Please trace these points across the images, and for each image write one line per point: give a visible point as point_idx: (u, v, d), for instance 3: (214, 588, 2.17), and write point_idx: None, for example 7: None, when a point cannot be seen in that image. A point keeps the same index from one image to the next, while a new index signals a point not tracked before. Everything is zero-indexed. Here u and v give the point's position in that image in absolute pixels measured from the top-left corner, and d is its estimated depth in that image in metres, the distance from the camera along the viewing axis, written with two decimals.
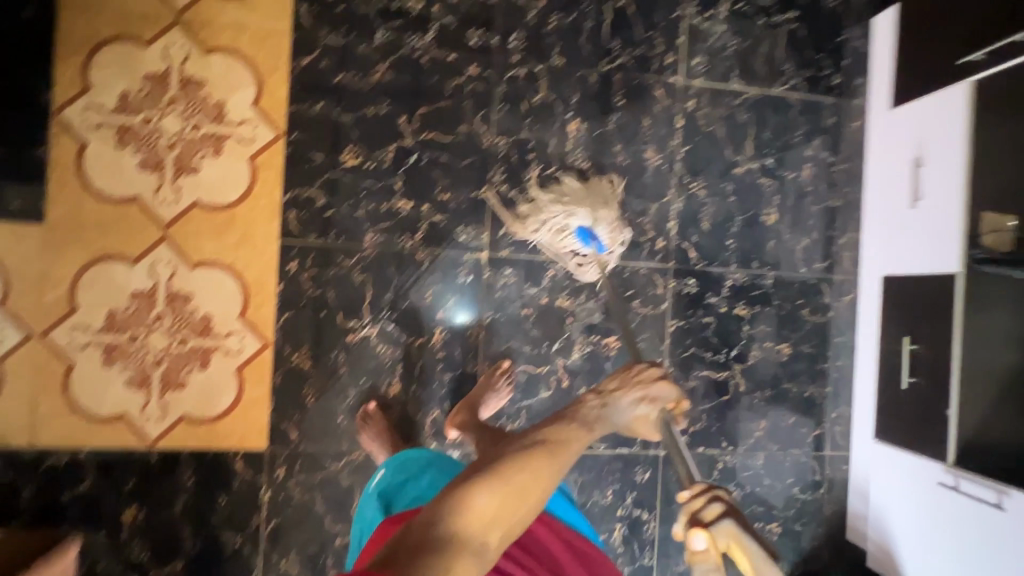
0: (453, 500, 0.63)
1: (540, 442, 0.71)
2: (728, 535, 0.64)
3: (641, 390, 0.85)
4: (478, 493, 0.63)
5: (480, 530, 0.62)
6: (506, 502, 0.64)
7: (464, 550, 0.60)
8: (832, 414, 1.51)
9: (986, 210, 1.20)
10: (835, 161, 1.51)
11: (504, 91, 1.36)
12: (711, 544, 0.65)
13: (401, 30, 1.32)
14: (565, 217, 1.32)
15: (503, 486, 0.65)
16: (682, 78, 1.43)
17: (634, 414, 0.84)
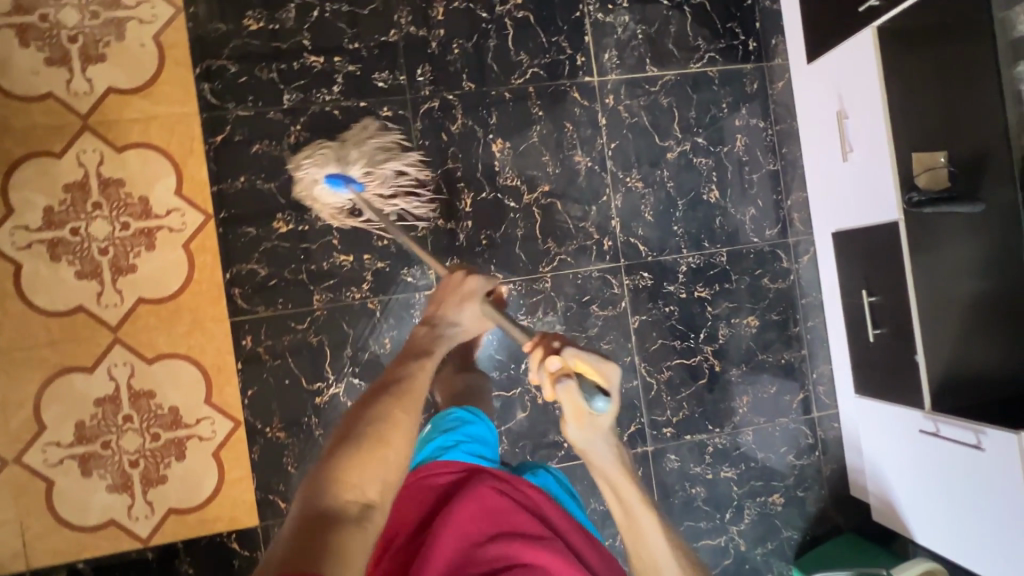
0: (322, 477, 0.66)
1: (378, 399, 0.77)
2: (570, 353, 0.75)
3: (463, 295, 1.02)
4: (344, 465, 0.67)
5: (357, 490, 0.66)
6: (373, 461, 0.69)
7: (348, 515, 0.63)
8: (813, 376, 1.50)
9: (915, 150, 1.21)
10: (768, 125, 1.50)
11: (421, 126, 1.36)
12: (561, 364, 0.75)
13: (307, 88, 1.32)
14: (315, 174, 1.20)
15: (364, 447, 0.70)
16: (596, 76, 1.43)
17: (470, 317, 1.02)
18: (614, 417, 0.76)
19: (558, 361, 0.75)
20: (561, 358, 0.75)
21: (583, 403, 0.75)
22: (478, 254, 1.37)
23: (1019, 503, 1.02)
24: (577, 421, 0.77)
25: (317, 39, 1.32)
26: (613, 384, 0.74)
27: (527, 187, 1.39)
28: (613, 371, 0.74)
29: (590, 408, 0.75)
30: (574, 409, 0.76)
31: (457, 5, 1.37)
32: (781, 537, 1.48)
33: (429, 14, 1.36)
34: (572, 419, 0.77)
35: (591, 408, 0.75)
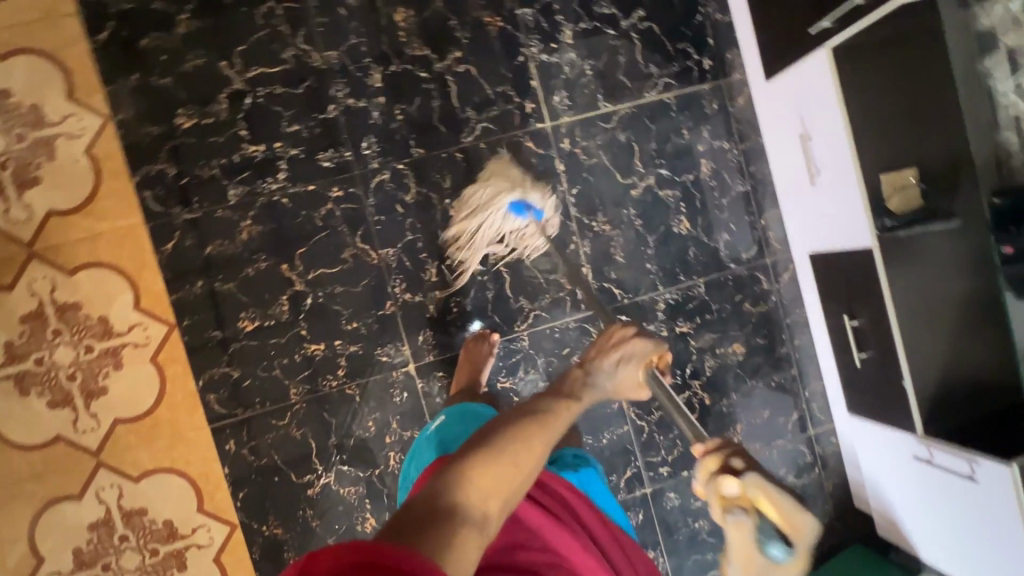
0: (451, 473, 0.62)
1: (523, 415, 0.74)
2: (757, 484, 0.66)
3: (618, 352, 0.90)
4: (471, 462, 0.64)
5: (480, 500, 0.61)
6: (497, 473, 0.64)
7: (467, 523, 0.59)
8: (805, 394, 1.48)
9: (884, 171, 1.15)
10: (732, 145, 1.45)
11: (375, 200, 1.31)
12: (742, 490, 0.67)
13: (252, 179, 1.27)
14: (494, 197, 1.26)
15: (497, 455, 0.66)
16: (549, 121, 1.37)
17: (622, 376, 0.89)
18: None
19: (735, 485, 0.67)
20: (740, 482, 0.67)
21: (757, 548, 0.65)
22: (451, 323, 1.34)
23: (1014, 533, 1.01)
24: (744, 567, 0.66)
25: (255, 126, 1.27)
26: (800, 540, 0.65)
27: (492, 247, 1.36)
28: (801, 519, 0.65)
29: (764, 555, 0.65)
30: (744, 550, 0.66)
31: (394, 68, 1.31)
32: None
33: (366, 83, 1.31)
34: (735, 561, 0.67)
35: (765, 554, 0.65)
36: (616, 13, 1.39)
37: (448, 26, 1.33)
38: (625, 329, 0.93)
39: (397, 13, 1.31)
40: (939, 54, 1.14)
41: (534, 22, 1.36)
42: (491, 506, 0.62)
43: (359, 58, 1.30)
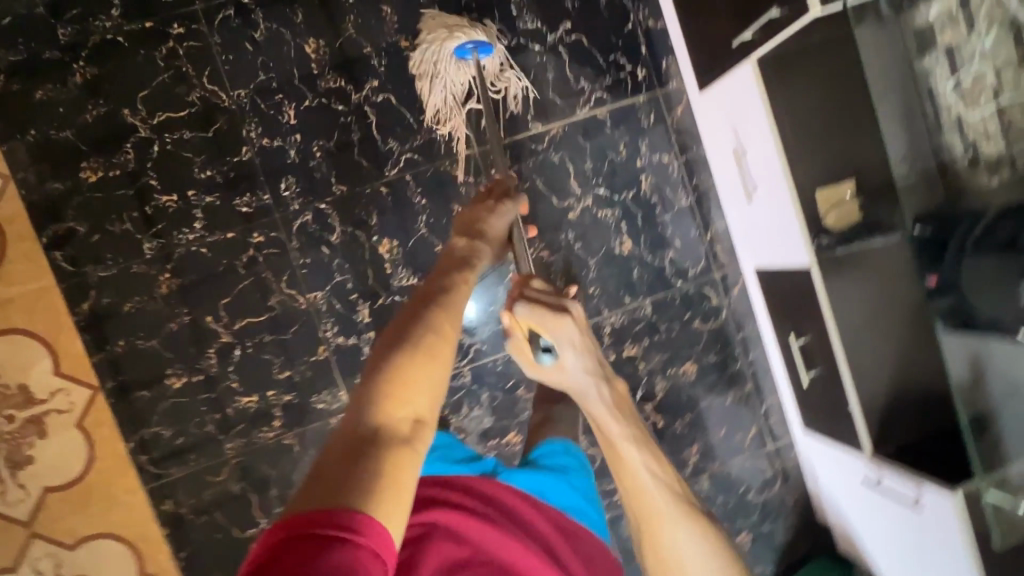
0: (367, 396, 0.54)
1: (423, 316, 0.64)
2: (521, 311, 0.79)
3: (496, 210, 0.95)
4: (386, 392, 0.55)
5: (405, 412, 0.55)
6: (416, 388, 0.57)
7: (396, 441, 0.52)
8: (762, 409, 1.45)
9: (820, 187, 1.10)
10: (672, 158, 1.39)
11: (299, 244, 1.26)
12: (513, 321, 0.80)
13: (167, 230, 1.22)
14: (435, 50, 1.22)
15: (411, 371, 0.57)
16: (476, 147, 1.32)
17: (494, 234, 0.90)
18: (574, 370, 0.80)
19: (509, 319, 0.80)
20: (512, 317, 0.80)
21: (533, 354, 0.81)
22: None
23: (959, 561, 0.98)
24: (537, 371, 0.83)
25: (166, 175, 1.22)
26: (563, 339, 0.79)
27: None
28: (559, 326, 0.78)
29: (542, 361, 0.81)
30: (528, 361, 0.83)
31: (309, 103, 1.25)
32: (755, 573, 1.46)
33: (280, 121, 1.25)
34: (532, 368, 0.84)
35: (543, 359, 0.81)
36: (541, 27, 1.32)
37: (363, 54, 1.26)
38: (500, 200, 0.97)
39: (308, 44, 1.24)
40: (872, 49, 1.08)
41: None
42: (420, 416, 0.56)
43: (271, 95, 1.24)
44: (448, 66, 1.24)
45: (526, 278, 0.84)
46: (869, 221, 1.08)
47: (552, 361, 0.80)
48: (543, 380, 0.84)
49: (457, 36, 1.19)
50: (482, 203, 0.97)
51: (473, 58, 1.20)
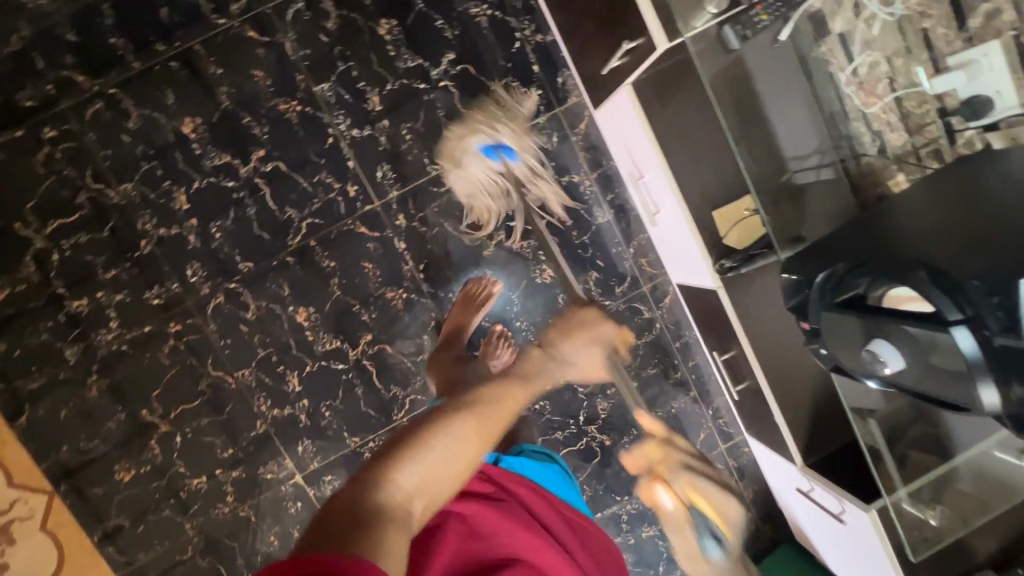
0: (375, 471, 0.50)
1: (474, 403, 0.60)
2: (683, 482, 0.84)
3: (587, 333, 0.76)
4: (403, 464, 0.51)
5: (404, 503, 0.49)
6: (435, 469, 0.52)
7: (392, 526, 0.47)
8: (708, 412, 1.45)
9: (716, 206, 1.06)
10: (582, 178, 1.35)
11: (216, 326, 1.27)
12: (672, 495, 0.84)
13: (84, 334, 1.23)
14: (464, 148, 1.18)
15: (434, 454, 0.53)
16: (378, 201, 1.29)
17: (583, 357, 0.76)
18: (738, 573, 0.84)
19: (671, 498, 0.85)
20: (671, 489, 0.85)
21: (698, 542, 0.83)
22: (328, 427, 1.33)
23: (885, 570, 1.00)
24: (680, 535, 0.85)
25: (71, 280, 1.21)
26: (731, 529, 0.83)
27: (351, 343, 1.31)
28: (729, 504, 0.84)
29: (704, 554, 0.83)
30: (688, 553, 0.85)
31: (198, 185, 1.23)
32: None
33: (173, 207, 1.23)
34: (687, 561, 0.86)
35: (702, 549, 0.83)
36: (423, 63, 1.26)
37: (243, 125, 1.23)
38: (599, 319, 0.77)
39: (185, 124, 1.21)
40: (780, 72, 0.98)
41: (335, 96, 1.25)
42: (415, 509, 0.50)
43: (158, 183, 1.22)
44: (468, 160, 1.19)
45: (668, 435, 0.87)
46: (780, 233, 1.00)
47: (720, 552, 0.82)
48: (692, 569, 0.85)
49: (483, 132, 1.18)
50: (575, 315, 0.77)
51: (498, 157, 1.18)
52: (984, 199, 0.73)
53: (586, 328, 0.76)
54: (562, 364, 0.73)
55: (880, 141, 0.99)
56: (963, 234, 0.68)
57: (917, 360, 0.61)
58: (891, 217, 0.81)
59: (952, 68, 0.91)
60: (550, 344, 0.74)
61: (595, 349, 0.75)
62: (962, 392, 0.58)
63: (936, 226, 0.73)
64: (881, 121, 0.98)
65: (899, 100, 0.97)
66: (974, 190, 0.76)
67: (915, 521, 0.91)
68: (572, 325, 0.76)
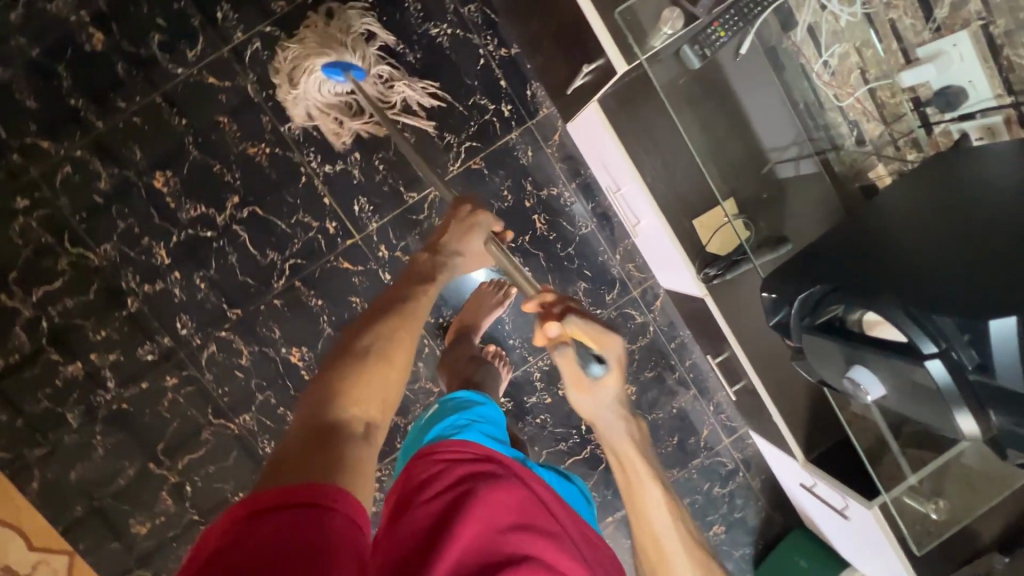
0: (325, 392, 0.62)
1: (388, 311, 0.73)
2: (576, 325, 0.75)
3: (470, 225, 0.91)
4: (344, 389, 0.62)
5: (359, 413, 0.61)
6: (373, 379, 0.64)
7: (352, 437, 0.59)
8: (710, 408, 1.46)
9: (694, 216, 1.04)
10: (562, 189, 1.33)
11: (213, 375, 1.28)
12: (563, 330, 0.75)
13: (83, 397, 1.24)
14: (304, 68, 1.11)
15: (369, 366, 0.65)
16: (358, 234, 1.28)
17: (476, 249, 0.91)
18: (614, 387, 0.76)
19: (559, 329, 0.75)
20: (562, 326, 0.75)
21: (582, 368, 0.74)
22: None
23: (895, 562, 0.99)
24: (578, 389, 0.76)
25: (63, 346, 1.22)
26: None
27: None
28: (614, 340, 0.75)
29: (587, 374, 0.74)
30: (573, 377, 0.76)
31: (176, 239, 1.23)
32: (733, 558, 1.51)
33: (155, 264, 1.23)
34: (572, 387, 0.77)
35: (586, 371, 0.74)
36: None
37: (214, 173, 1.22)
38: (473, 210, 0.93)
39: (156, 179, 1.20)
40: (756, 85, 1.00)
41: (303, 134, 1.23)
42: (371, 415, 0.62)
43: (137, 240, 1.22)
44: (310, 81, 1.12)
45: (547, 290, 0.80)
46: (768, 234, 1.03)
47: (604, 373, 0.74)
48: (579, 400, 0.77)
49: (326, 52, 1.11)
50: (456, 215, 0.93)
51: (347, 79, 1.14)
52: (965, 190, 0.73)
53: (472, 228, 0.91)
54: (452, 255, 0.88)
55: (856, 131, 1.04)
56: (949, 220, 0.68)
57: (910, 393, 0.63)
58: (884, 207, 0.82)
59: (921, 59, 0.95)
60: (439, 245, 0.89)
61: (479, 241, 0.91)
62: (940, 415, 0.61)
63: (915, 225, 0.72)
64: (857, 111, 1.03)
65: (872, 92, 1.01)
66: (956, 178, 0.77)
67: (916, 515, 0.92)
68: (459, 226, 0.91)
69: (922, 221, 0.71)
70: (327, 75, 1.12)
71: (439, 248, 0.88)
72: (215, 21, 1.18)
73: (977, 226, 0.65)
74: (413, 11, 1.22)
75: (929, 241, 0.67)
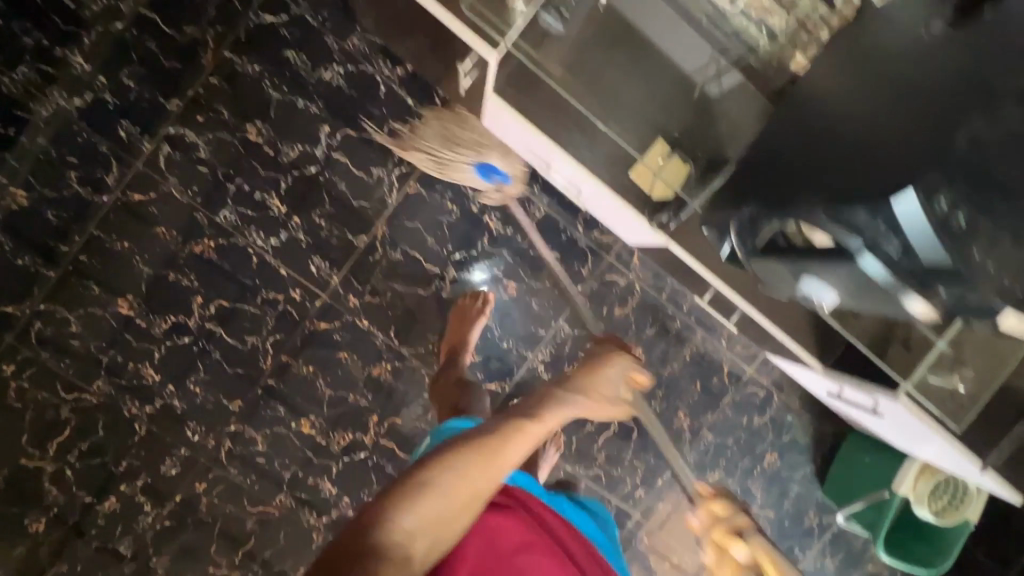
0: (376, 513, 0.59)
1: (483, 437, 0.70)
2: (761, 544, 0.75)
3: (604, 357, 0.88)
4: (400, 510, 0.60)
5: (398, 546, 0.58)
6: (441, 512, 0.62)
7: (385, 564, 0.55)
8: (724, 344, 1.42)
9: (630, 166, 1.02)
10: (504, 182, 1.30)
11: (237, 467, 1.30)
12: (750, 551, 0.75)
13: (129, 526, 1.28)
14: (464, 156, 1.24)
15: (434, 497, 0.62)
16: (324, 292, 1.28)
17: (619, 399, 0.85)
18: None
19: (745, 550, 0.75)
20: (748, 546, 0.75)
21: None
22: None
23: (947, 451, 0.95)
24: None
25: (94, 487, 1.26)
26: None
27: (361, 429, 1.32)
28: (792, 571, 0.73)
29: None
30: None
31: (159, 354, 1.25)
32: (797, 482, 1.47)
33: (147, 383, 1.26)
34: None
35: None
36: (303, 148, 1.24)
37: (170, 282, 1.23)
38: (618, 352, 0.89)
39: (121, 305, 1.23)
40: (673, 33, 1.04)
41: (240, 217, 1.24)
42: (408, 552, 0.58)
43: (123, 368, 1.24)
44: (465, 175, 1.26)
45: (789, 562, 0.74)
46: (708, 160, 1.02)
47: None
48: None
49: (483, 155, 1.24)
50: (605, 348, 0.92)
51: (492, 183, 1.26)
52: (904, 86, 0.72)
53: (601, 368, 0.85)
54: (572, 390, 0.80)
55: (765, 29, 1.03)
56: (887, 133, 0.69)
57: (860, 289, 0.75)
58: (819, 110, 0.82)
59: None
60: (564, 380, 0.82)
61: (615, 392, 0.84)
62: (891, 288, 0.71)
63: (833, 131, 0.77)
64: (756, 10, 1.02)
65: None
66: (870, 66, 0.79)
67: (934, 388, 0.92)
68: (591, 367, 0.84)
69: (836, 123, 0.77)
70: (477, 173, 1.25)
71: (565, 382, 0.82)
72: (121, 141, 1.20)
73: (912, 132, 0.66)
74: (300, 64, 1.23)
75: (850, 139, 0.73)
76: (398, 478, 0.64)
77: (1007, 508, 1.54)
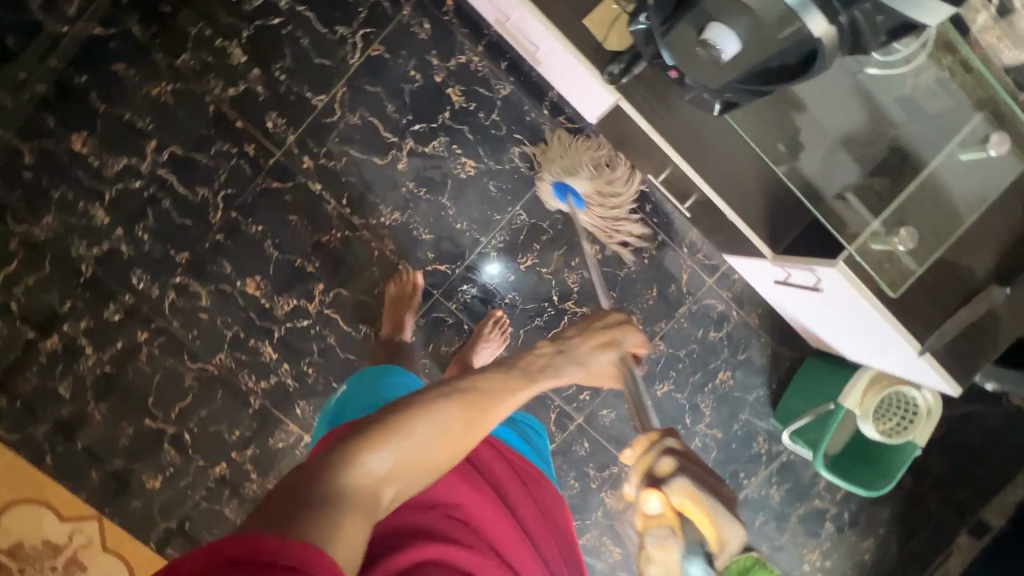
0: (341, 452, 0.51)
1: (466, 391, 0.61)
2: (682, 491, 0.60)
3: (604, 333, 0.77)
4: (374, 451, 0.52)
5: (369, 489, 0.51)
6: (416, 459, 0.54)
7: (357, 508, 0.49)
8: (684, 251, 1.38)
9: (584, 15, 0.97)
10: (469, 56, 1.27)
11: (179, 321, 1.30)
12: (665, 501, 0.60)
13: (69, 367, 1.28)
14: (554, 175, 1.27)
15: (410, 443, 0.54)
16: (279, 150, 1.26)
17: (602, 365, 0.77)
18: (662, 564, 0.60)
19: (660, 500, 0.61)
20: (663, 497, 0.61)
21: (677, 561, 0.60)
22: (316, 383, 1.34)
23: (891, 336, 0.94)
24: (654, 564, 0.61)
25: (38, 323, 1.27)
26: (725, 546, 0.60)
27: (306, 296, 1.31)
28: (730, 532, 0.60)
29: None
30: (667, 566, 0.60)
31: (109, 196, 1.25)
32: (749, 404, 1.43)
33: (96, 224, 1.25)
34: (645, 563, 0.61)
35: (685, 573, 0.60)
36: None
37: (124, 122, 1.23)
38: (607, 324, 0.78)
39: (75, 142, 1.22)
40: None
41: (199, 63, 1.22)
42: (381, 499, 0.51)
43: (74, 206, 1.24)
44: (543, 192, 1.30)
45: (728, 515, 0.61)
46: None
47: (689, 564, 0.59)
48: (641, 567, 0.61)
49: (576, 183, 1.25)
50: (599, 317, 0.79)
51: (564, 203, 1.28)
52: None
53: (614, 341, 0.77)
54: (576, 365, 0.75)
55: None
56: None
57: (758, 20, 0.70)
58: None
59: None
60: (567, 344, 0.75)
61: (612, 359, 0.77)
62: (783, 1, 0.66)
63: None
64: None
65: None
66: None
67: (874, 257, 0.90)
68: (592, 327, 0.77)
69: None
70: (554, 190, 1.28)
71: (564, 345, 0.75)
72: None
73: None
74: None
75: None
76: (371, 419, 0.55)
77: (968, 456, 1.48)
